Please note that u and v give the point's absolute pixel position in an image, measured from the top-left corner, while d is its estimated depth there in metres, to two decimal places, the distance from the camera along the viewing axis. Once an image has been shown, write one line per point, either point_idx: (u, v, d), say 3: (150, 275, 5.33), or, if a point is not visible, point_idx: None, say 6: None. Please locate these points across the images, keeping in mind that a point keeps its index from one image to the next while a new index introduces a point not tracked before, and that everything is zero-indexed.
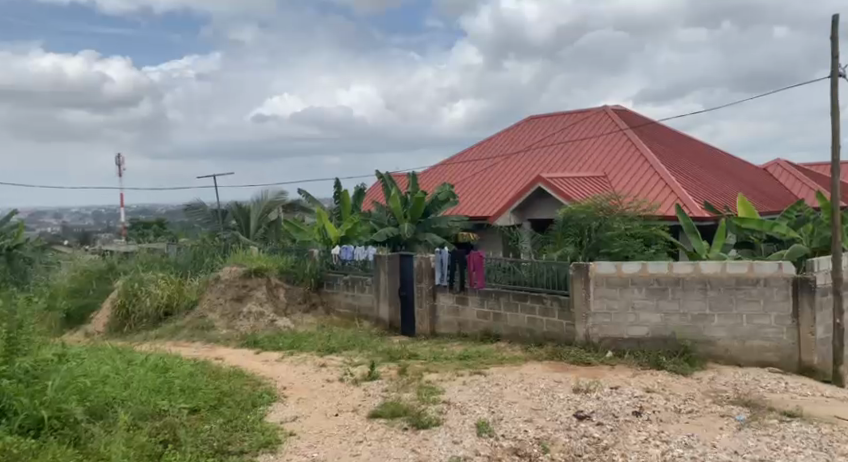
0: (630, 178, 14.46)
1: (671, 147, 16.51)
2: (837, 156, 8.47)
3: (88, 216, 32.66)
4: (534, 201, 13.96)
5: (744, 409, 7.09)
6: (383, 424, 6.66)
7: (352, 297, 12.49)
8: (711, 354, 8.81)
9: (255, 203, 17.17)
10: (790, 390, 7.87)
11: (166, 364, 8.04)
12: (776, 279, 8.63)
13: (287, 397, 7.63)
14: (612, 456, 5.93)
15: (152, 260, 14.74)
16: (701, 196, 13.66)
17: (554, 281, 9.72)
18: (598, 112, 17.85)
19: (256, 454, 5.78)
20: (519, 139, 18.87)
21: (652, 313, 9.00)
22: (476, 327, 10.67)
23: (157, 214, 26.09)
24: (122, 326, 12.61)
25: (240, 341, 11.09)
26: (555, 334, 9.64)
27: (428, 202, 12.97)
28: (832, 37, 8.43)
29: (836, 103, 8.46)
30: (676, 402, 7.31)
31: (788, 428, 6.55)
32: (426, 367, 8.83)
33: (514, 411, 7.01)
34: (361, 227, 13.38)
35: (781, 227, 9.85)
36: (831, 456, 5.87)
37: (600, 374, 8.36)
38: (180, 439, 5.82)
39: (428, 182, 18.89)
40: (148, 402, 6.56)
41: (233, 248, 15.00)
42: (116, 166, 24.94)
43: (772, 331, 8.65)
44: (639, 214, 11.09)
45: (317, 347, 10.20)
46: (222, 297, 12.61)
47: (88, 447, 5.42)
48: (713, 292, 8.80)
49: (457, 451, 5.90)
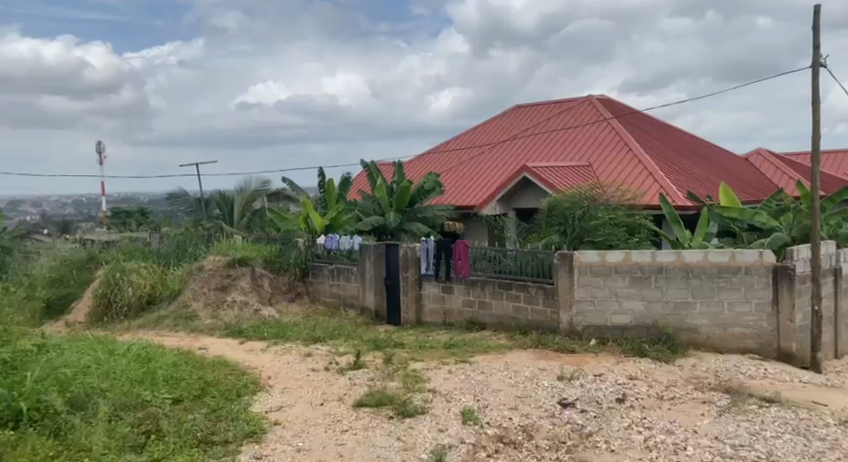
0: (615, 166, 14.55)
1: (655, 135, 16.62)
2: (818, 146, 8.54)
3: (68, 203, 32.48)
4: (519, 191, 14.00)
5: (725, 396, 7.20)
6: (369, 413, 6.69)
7: (338, 286, 12.48)
8: (693, 341, 8.91)
9: (239, 192, 17.04)
10: (769, 376, 7.98)
11: (148, 354, 8.02)
12: (756, 267, 8.73)
13: (272, 387, 7.64)
14: (595, 442, 5.98)
15: (134, 249, 14.66)
16: (684, 186, 13.70)
17: (539, 270, 9.78)
18: (583, 102, 17.88)
19: (241, 443, 5.77)
20: (505, 128, 18.87)
21: (635, 301, 9.08)
22: (462, 316, 10.72)
23: (139, 202, 25.83)
24: (102, 317, 12.62)
25: (223, 330, 11.06)
26: (539, 323, 9.72)
27: (414, 191, 13.10)
28: (814, 27, 8.50)
29: (817, 92, 8.54)
30: (658, 388, 7.40)
31: (767, 413, 6.64)
32: (411, 356, 8.87)
33: (499, 398, 7.07)
34: (345, 216, 13.35)
35: (762, 215, 10.03)
36: (808, 440, 5.97)
37: (584, 362, 8.44)
38: (163, 430, 5.80)
39: (415, 172, 18.86)
40: (130, 392, 6.54)
41: (217, 238, 14.82)
42: (97, 154, 24.67)
43: (753, 318, 8.77)
44: (622, 204, 11.22)
45: (303, 336, 10.22)
46: (205, 287, 12.52)
47: (68, 438, 5.40)
48: (695, 281, 8.89)
49: (442, 439, 5.93)
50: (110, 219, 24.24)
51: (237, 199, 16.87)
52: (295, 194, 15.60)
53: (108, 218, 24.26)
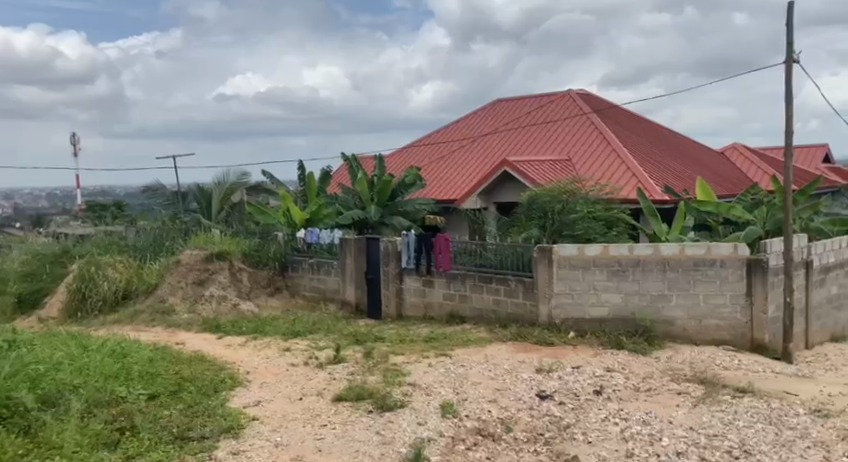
0: (594, 161, 14.64)
1: (633, 130, 16.74)
2: (791, 141, 8.65)
3: (41, 196, 32.07)
4: (499, 184, 14.05)
5: (700, 387, 7.30)
6: (348, 407, 6.70)
7: (318, 280, 12.47)
8: (669, 333, 9.01)
9: (216, 185, 16.93)
10: (743, 367, 8.10)
11: (123, 350, 7.95)
12: (731, 260, 8.85)
13: (251, 382, 7.63)
14: (573, 434, 6.07)
15: (110, 243, 14.53)
16: (661, 181, 13.79)
17: (519, 263, 9.82)
18: (563, 96, 17.97)
19: (218, 439, 5.75)
20: (486, 121, 18.90)
21: (612, 294, 9.16)
22: (442, 309, 10.75)
23: (115, 196, 25.45)
24: (76, 312, 12.46)
25: (201, 325, 10.99)
26: (520, 315, 9.77)
27: (395, 185, 13.12)
28: (788, 24, 8.61)
29: (790, 87, 8.65)
30: (635, 380, 7.48)
31: (740, 403, 6.74)
32: (392, 350, 8.89)
33: (478, 391, 7.12)
34: (326, 209, 13.08)
35: (738, 209, 10.13)
36: (780, 429, 6.06)
37: (562, 354, 8.51)
38: (137, 427, 5.77)
39: (395, 166, 18.82)
40: (104, 388, 6.49)
41: (195, 231, 14.64)
42: (72, 145, 24.41)
43: (728, 310, 8.89)
44: (601, 198, 11.32)
45: (282, 330, 10.19)
46: (183, 281, 12.47)
47: (39, 436, 5.36)
48: (671, 274, 8.97)
49: (422, 433, 5.94)
50: (86, 211, 23.94)
51: (215, 194, 16.73)
52: (275, 187, 15.69)
53: (84, 212, 23.90)
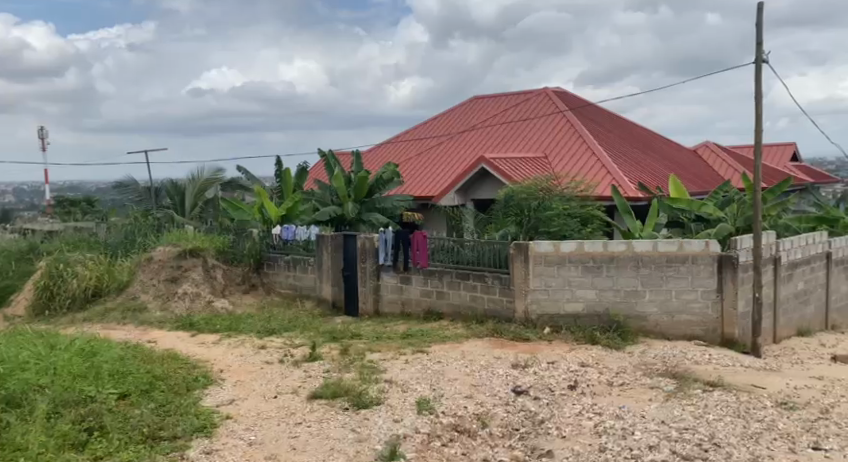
0: (569, 158, 14.72)
1: (608, 128, 16.89)
2: (760, 138, 8.77)
3: (8, 191, 31.57)
4: (476, 181, 14.10)
5: (672, 381, 7.39)
6: (323, 404, 6.70)
7: (295, 278, 12.46)
8: (642, 328, 9.12)
9: (189, 181, 16.80)
10: (714, 361, 8.21)
11: (93, 349, 7.86)
12: (703, 257, 8.95)
13: (224, 380, 7.58)
14: (547, 429, 6.13)
15: (80, 239, 14.34)
16: (635, 178, 13.92)
17: (496, 260, 9.85)
18: (538, 94, 18.07)
19: (189, 438, 5.72)
20: (463, 118, 18.93)
21: (587, 290, 9.23)
22: (419, 306, 10.77)
23: (85, 191, 25.12)
24: (45, 310, 12.29)
25: (174, 323, 10.89)
26: (496, 311, 9.82)
27: (372, 182, 13.08)
28: (758, 24, 8.73)
29: (760, 86, 8.77)
30: (608, 375, 7.56)
31: (710, 397, 6.84)
32: (368, 346, 8.89)
33: (455, 387, 7.13)
34: (302, 206, 13.16)
35: (709, 206, 10.32)
36: (748, 421, 6.17)
37: (537, 349, 8.58)
38: (106, 426, 5.72)
39: (372, 162, 18.79)
40: (72, 387, 6.42)
41: (168, 228, 14.56)
42: (40, 140, 24.04)
43: (699, 305, 9.01)
44: (577, 195, 11.44)
45: (257, 328, 10.14)
46: (155, 279, 12.35)
47: (3, 436, 5.30)
48: (645, 270, 9.06)
49: (397, 430, 5.93)
50: (54, 207, 23.57)
51: (188, 189, 16.66)
52: (250, 183, 15.57)
53: (53, 207, 23.58)
